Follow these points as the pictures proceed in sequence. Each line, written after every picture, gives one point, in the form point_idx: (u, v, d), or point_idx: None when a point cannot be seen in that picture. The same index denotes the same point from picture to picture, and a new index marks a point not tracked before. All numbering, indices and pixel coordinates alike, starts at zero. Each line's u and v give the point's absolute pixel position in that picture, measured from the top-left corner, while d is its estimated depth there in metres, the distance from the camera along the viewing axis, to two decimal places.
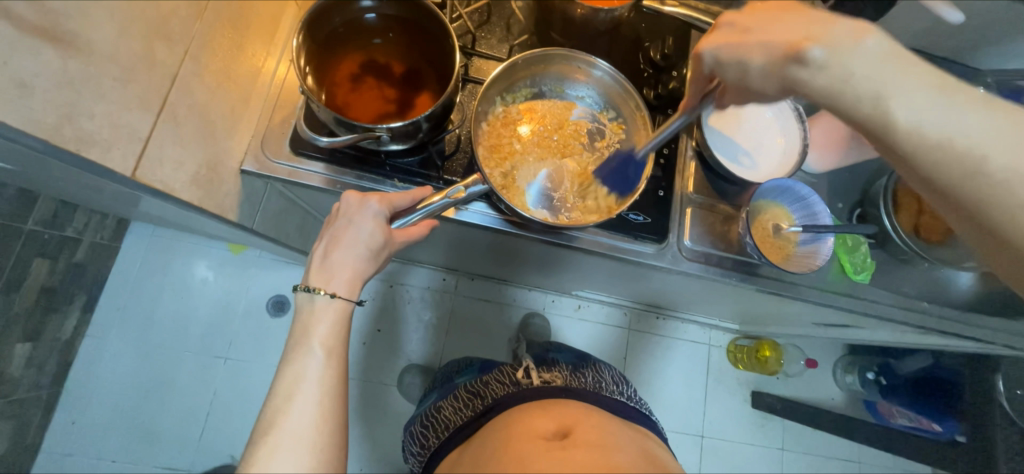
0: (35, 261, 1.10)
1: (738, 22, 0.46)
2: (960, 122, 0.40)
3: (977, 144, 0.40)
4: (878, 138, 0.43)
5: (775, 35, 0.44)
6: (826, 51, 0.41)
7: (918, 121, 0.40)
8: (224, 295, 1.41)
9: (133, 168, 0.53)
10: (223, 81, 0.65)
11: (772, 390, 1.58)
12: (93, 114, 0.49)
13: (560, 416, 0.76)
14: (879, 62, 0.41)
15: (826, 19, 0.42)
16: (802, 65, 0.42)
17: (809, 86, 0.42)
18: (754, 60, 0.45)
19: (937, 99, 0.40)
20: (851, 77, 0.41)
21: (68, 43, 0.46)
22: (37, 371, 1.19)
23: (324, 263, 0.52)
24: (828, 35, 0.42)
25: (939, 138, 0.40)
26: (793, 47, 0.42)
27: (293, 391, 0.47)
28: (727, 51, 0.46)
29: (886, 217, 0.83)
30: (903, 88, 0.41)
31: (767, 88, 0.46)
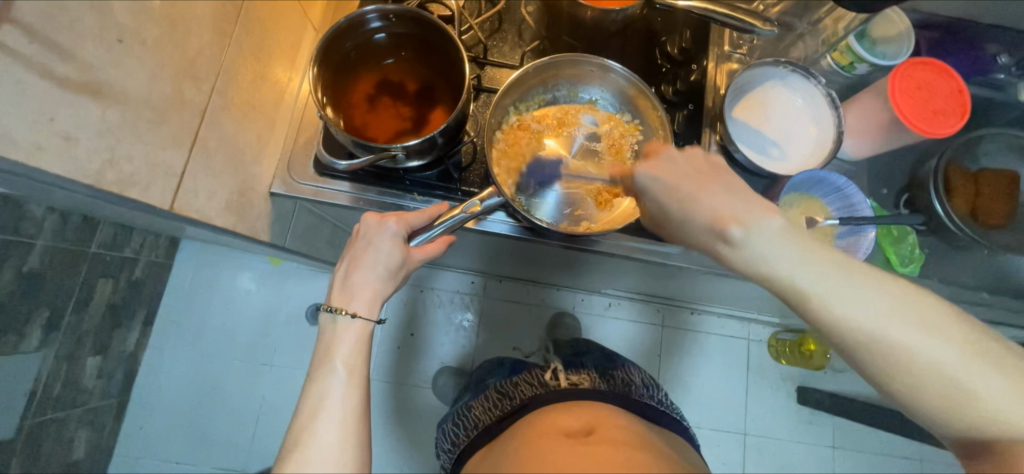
0: (99, 281, 1.20)
1: (659, 175, 0.49)
2: (873, 310, 0.42)
3: (880, 332, 0.42)
4: (796, 312, 0.45)
5: (704, 202, 0.46)
6: (746, 233, 0.44)
7: (837, 307, 0.42)
8: (267, 304, 1.49)
9: (171, 202, 0.57)
10: (249, 110, 0.68)
11: (818, 386, 1.50)
12: (132, 157, 0.53)
13: (585, 414, 0.76)
14: (792, 249, 0.43)
15: (742, 195, 0.46)
16: (725, 242, 0.45)
17: (732, 262, 0.45)
18: (682, 219, 0.48)
19: (840, 284, 0.43)
20: (762, 261, 0.44)
21: (106, 94, 0.50)
22: (106, 382, 1.31)
23: (346, 282, 0.55)
24: (748, 214, 0.44)
25: (857, 325, 0.42)
26: (718, 223, 0.45)
27: (318, 407, 0.50)
28: (662, 192, 0.49)
29: (937, 204, 0.78)
30: (827, 271, 0.43)
31: (695, 248, 0.48)
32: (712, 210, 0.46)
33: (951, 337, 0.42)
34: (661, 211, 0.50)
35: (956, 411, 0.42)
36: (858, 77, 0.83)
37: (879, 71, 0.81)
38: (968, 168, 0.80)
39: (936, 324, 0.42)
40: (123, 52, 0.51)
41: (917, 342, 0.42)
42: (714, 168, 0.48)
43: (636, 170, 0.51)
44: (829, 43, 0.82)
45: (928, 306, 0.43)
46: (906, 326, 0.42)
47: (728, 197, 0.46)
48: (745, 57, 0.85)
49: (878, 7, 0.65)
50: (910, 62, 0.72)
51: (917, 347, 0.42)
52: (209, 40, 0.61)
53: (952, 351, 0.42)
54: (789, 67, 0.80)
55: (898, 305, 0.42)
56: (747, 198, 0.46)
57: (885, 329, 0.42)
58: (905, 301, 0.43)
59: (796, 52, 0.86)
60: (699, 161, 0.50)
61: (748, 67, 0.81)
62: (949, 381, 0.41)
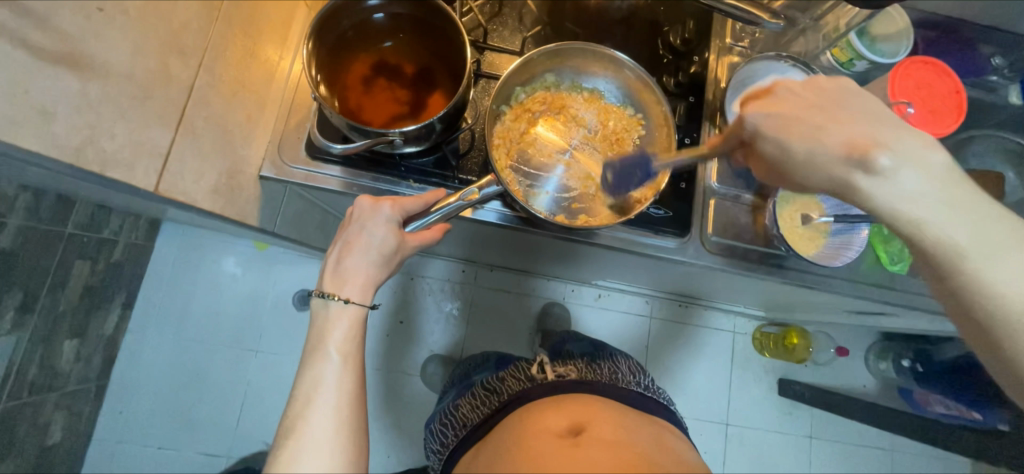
0: (77, 263, 1.16)
1: (776, 113, 0.45)
2: (976, 241, 0.42)
3: (995, 269, 0.42)
4: (909, 238, 0.44)
5: (834, 131, 0.43)
6: (892, 161, 0.41)
7: (952, 237, 0.42)
8: (253, 289, 1.46)
9: (157, 184, 0.55)
10: (237, 89, 0.65)
11: (799, 378, 1.55)
12: (113, 134, 0.51)
13: (572, 411, 0.76)
14: (936, 177, 0.41)
15: (876, 122, 0.43)
16: (863, 172, 0.41)
17: (865, 193, 0.42)
18: (810, 152, 0.43)
19: (952, 212, 0.42)
20: (905, 190, 0.41)
21: (84, 66, 0.47)
22: (85, 366, 1.27)
23: (337, 267, 0.53)
24: (890, 141, 0.41)
25: (978, 260, 0.42)
26: (858, 152, 0.41)
27: (311, 395, 0.49)
28: (778, 128, 0.45)
29: None
30: (953, 203, 0.42)
31: (821, 184, 0.44)
32: (848, 136, 0.42)
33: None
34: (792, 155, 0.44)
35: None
36: (858, 74, 0.83)
37: (878, 68, 0.81)
38: (959, 168, 0.82)
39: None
40: (102, 23, 0.50)
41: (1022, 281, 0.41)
42: (838, 94, 0.45)
43: (744, 113, 0.47)
44: (829, 39, 0.81)
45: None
46: (1022, 264, 0.41)
47: (872, 126, 0.42)
48: (745, 50, 0.84)
49: (882, 4, 0.64)
50: (910, 61, 0.73)
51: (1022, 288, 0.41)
52: (196, 12, 0.58)
53: None
54: (790, 61, 0.80)
55: (1022, 244, 0.42)
56: (887, 128, 0.42)
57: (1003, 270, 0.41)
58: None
59: (797, 47, 0.86)
60: (819, 89, 0.46)
61: (750, 60, 0.80)
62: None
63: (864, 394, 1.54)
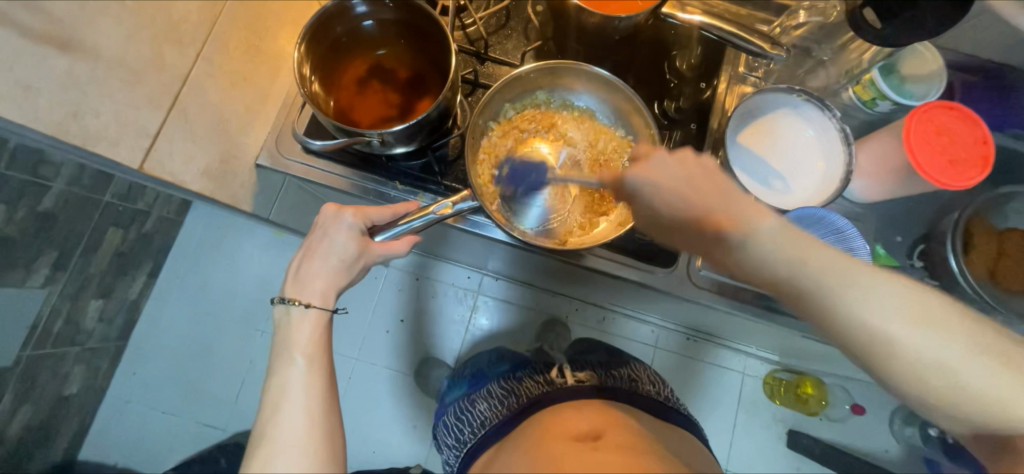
0: (110, 230, 1.25)
1: (755, 230, 0.44)
2: (981, 370, 0.41)
3: (991, 395, 0.41)
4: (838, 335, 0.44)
5: (811, 265, 0.43)
6: (863, 295, 0.42)
7: (957, 374, 0.41)
8: (266, 272, 1.52)
9: (141, 161, 0.60)
10: (237, 80, 0.69)
11: (810, 432, 1.44)
12: (98, 112, 0.56)
13: (593, 417, 0.74)
14: (852, 273, 0.42)
15: (837, 258, 0.43)
16: (842, 306, 0.42)
17: (846, 326, 0.43)
18: (789, 283, 0.44)
19: (949, 338, 0.41)
20: (875, 328, 0.42)
21: (77, 49, 0.55)
22: (107, 326, 1.36)
23: (300, 272, 0.55)
24: (852, 276, 0.42)
25: (974, 388, 0.41)
26: (834, 290, 0.42)
27: (278, 401, 0.50)
28: (760, 250, 0.44)
29: (953, 259, 0.73)
30: (874, 292, 0.42)
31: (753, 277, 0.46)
32: (776, 236, 0.44)
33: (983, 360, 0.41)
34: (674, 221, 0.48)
35: (1017, 428, 0.42)
36: (880, 115, 0.78)
37: (903, 110, 0.76)
38: (993, 226, 0.74)
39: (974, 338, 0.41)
40: (96, 12, 0.56)
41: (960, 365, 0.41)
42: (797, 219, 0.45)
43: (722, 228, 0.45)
44: (851, 75, 0.78)
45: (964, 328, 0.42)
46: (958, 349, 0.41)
47: (783, 224, 0.44)
48: (759, 81, 0.81)
49: (897, 42, 0.61)
50: (932, 105, 0.68)
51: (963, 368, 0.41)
52: (197, 8, 0.65)
53: None
54: (803, 96, 0.75)
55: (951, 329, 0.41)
56: (842, 260, 0.43)
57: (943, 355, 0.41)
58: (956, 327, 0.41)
59: (815, 81, 0.82)
60: (782, 214, 0.45)
61: (756, 92, 0.76)
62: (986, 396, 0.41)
63: (885, 460, 1.41)
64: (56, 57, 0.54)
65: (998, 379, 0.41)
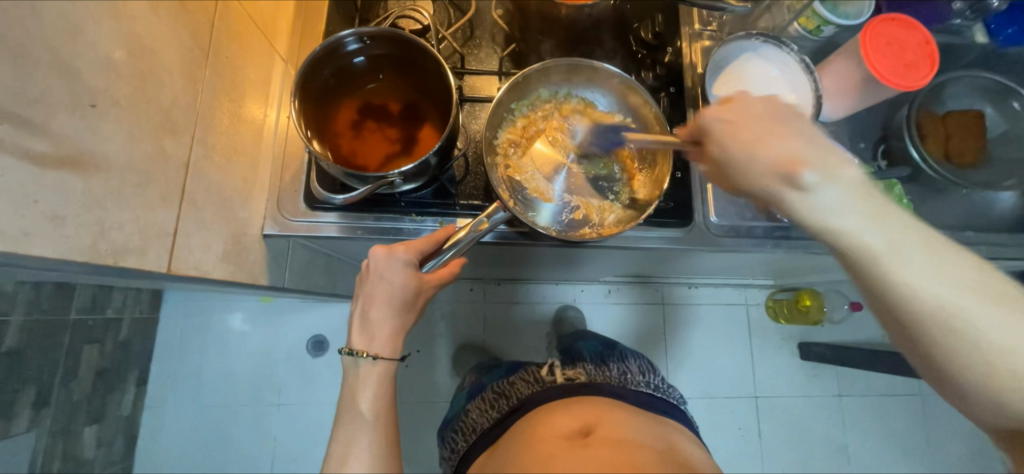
0: (85, 348, 1.14)
1: (728, 120, 0.45)
2: (934, 277, 0.40)
3: (942, 300, 0.41)
4: (856, 274, 0.43)
5: (773, 147, 0.42)
6: (821, 180, 0.40)
7: (899, 270, 0.41)
8: (263, 345, 1.43)
9: (168, 264, 0.53)
10: (230, 154, 0.64)
11: (817, 339, 1.55)
12: (122, 224, 0.47)
13: (581, 413, 0.74)
14: (869, 206, 0.41)
15: (804, 139, 0.43)
16: (793, 187, 0.41)
17: (792, 209, 0.42)
18: (745, 162, 0.44)
19: (909, 237, 0.40)
20: (828, 207, 0.41)
21: (87, 164, 0.43)
22: (108, 450, 1.24)
23: (364, 321, 0.54)
24: (820, 160, 0.41)
25: (922, 295, 0.41)
26: (788, 169, 0.41)
27: (346, 457, 0.50)
28: (728, 134, 0.45)
29: (914, 149, 0.81)
30: (928, 247, 0.41)
31: (753, 194, 0.45)
32: (786, 153, 0.42)
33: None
34: (743, 170, 0.44)
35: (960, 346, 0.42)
36: (826, 40, 0.86)
37: (845, 30, 0.84)
38: (936, 114, 0.85)
39: (1005, 301, 0.41)
40: (97, 117, 0.44)
41: (987, 320, 0.41)
42: (788, 112, 0.45)
43: (704, 113, 0.47)
44: (796, 11, 0.83)
45: (1008, 289, 0.42)
46: (977, 303, 0.40)
47: (804, 143, 0.42)
48: (715, 33, 0.86)
49: None
50: (877, 20, 0.75)
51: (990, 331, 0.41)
52: (181, 89, 0.55)
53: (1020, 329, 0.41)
54: (762, 38, 0.81)
55: (973, 279, 0.41)
56: (817, 143, 0.42)
57: (967, 313, 0.41)
58: (986, 279, 0.41)
59: (763, 23, 0.88)
60: (774, 105, 0.45)
61: (723, 43, 0.82)
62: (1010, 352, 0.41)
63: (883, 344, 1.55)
64: (69, 179, 0.42)
65: (967, 297, 0.40)
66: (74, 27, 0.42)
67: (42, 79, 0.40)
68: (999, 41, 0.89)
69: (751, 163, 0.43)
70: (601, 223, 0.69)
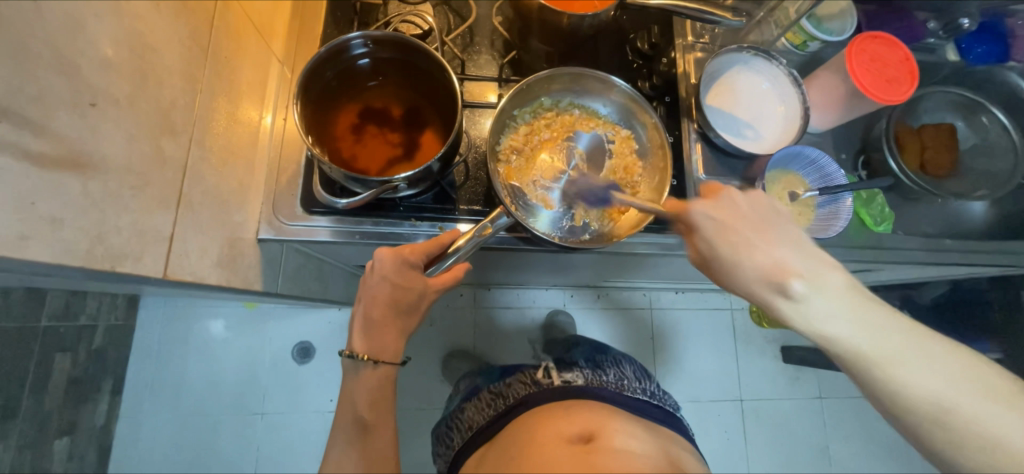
0: (57, 356, 1.08)
1: (720, 219, 0.52)
2: (935, 381, 0.46)
3: (946, 406, 0.45)
4: (864, 380, 0.48)
5: (760, 256, 0.50)
6: (807, 289, 0.48)
7: (898, 374, 0.46)
8: (246, 352, 1.39)
9: (164, 269, 0.51)
10: (228, 157, 0.62)
11: (800, 343, 1.59)
12: (120, 228, 0.46)
13: (579, 418, 0.73)
14: (856, 312, 0.47)
15: (785, 246, 0.50)
16: (784, 295, 0.49)
17: (787, 315, 0.49)
18: (742, 268, 0.51)
19: (906, 346, 0.46)
20: (820, 321, 0.47)
21: (86, 165, 0.42)
22: (79, 464, 1.18)
23: (367, 323, 0.53)
24: (809, 271, 0.48)
25: (930, 402, 0.46)
26: (779, 278, 0.49)
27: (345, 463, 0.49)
28: (718, 233, 0.52)
29: (892, 162, 0.85)
30: (929, 356, 0.46)
31: (750, 300, 0.52)
32: (773, 261, 0.50)
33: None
34: (733, 275, 0.52)
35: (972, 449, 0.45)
36: (812, 54, 0.89)
37: (829, 45, 0.88)
38: (911, 126, 0.89)
39: (1006, 398, 0.45)
40: (97, 118, 0.43)
41: (987, 415, 0.45)
42: (772, 216, 0.52)
43: (692, 205, 0.53)
44: (781, 25, 0.84)
45: (998, 382, 0.46)
46: (973, 397, 0.45)
47: (788, 251, 0.50)
48: (707, 45, 0.88)
49: None
50: (862, 37, 0.79)
51: (999, 429, 0.44)
52: (182, 89, 0.53)
53: None
54: (752, 51, 0.84)
55: (964, 374, 0.46)
56: (803, 251, 0.50)
57: (974, 412, 0.45)
58: (980, 379, 0.46)
59: (753, 37, 0.91)
60: (761, 206, 0.53)
61: (716, 55, 0.84)
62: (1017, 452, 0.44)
63: None
64: (67, 181, 0.41)
65: (972, 396, 0.45)
66: (77, 23, 0.41)
67: (41, 75, 0.38)
68: (969, 59, 0.93)
69: (743, 273, 0.51)
70: (600, 230, 0.69)
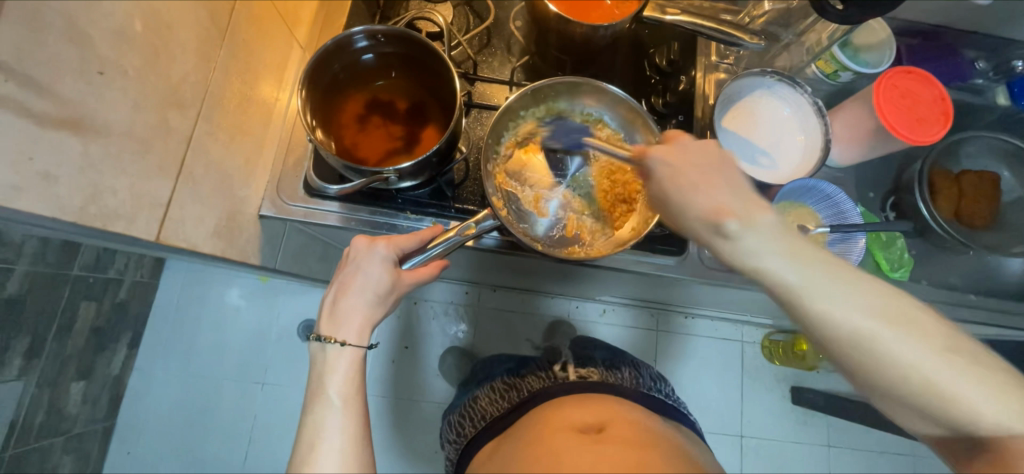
0: (82, 305, 1.13)
1: (667, 162, 0.50)
2: (868, 322, 0.42)
3: (887, 354, 0.41)
4: (794, 318, 0.45)
5: (704, 196, 0.46)
6: (743, 228, 0.44)
7: (826, 310, 0.42)
8: (256, 322, 1.45)
9: (157, 233, 0.57)
10: (236, 134, 0.68)
11: (812, 385, 1.51)
12: (116, 190, 0.52)
13: (596, 407, 0.71)
14: (790, 250, 0.44)
15: (733, 190, 0.47)
16: (721, 235, 0.45)
17: (727, 257, 0.46)
18: (684, 205, 0.48)
19: (846, 292, 0.42)
20: (754, 260, 0.44)
21: (87, 127, 0.48)
22: (92, 407, 1.25)
23: (334, 309, 0.54)
24: (745, 210, 0.45)
25: (865, 344, 0.42)
26: (715, 217, 0.45)
27: (315, 440, 0.49)
28: (671, 178, 0.49)
29: (924, 207, 0.80)
30: (873, 300, 0.42)
31: (688, 234, 0.49)
32: (713, 203, 0.46)
33: (972, 364, 0.40)
34: (681, 209, 0.48)
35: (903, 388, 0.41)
36: (843, 85, 0.85)
37: (864, 77, 0.83)
38: (951, 170, 0.83)
39: (926, 333, 0.41)
40: (104, 85, 0.50)
41: (894, 345, 0.41)
42: (721, 161, 0.48)
43: (650, 154, 0.51)
44: (812, 52, 0.82)
45: (940, 330, 0.42)
46: (921, 345, 0.41)
47: (731, 194, 0.46)
48: (732, 67, 0.86)
49: (859, 19, 0.66)
50: (893, 71, 0.75)
51: (927, 366, 0.41)
52: (193, 67, 0.60)
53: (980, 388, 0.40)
54: (775, 76, 0.81)
55: (896, 316, 0.42)
56: (742, 194, 0.46)
57: (909, 356, 0.41)
58: (913, 317, 0.42)
59: (782, 62, 0.87)
60: (711, 154, 0.49)
61: (736, 77, 0.81)
62: (929, 382, 0.40)
63: None
64: (67, 140, 0.47)
65: (914, 344, 0.41)
66: None
67: (52, 43, 0.45)
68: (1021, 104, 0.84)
69: (681, 218, 0.48)
70: (593, 243, 0.69)
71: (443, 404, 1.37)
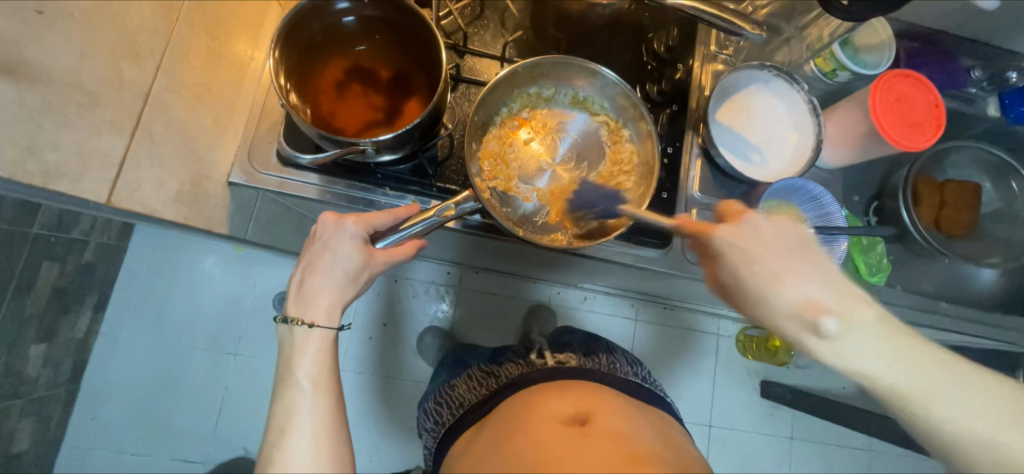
0: (44, 265, 1.07)
1: (745, 251, 0.50)
2: (914, 378, 0.46)
3: (937, 411, 0.46)
4: (847, 377, 0.49)
5: (792, 287, 0.48)
6: (832, 325, 0.46)
7: (885, 378, 0.46)
8: (230, 291, 1.40)
9: (108, 195, 0.58)
10: (203, 93, 0.68)
11: (781, 380, 1.55)
12: (56, 143, 0.54)
13: (575, 396, 0.70)
14: (859, 325, 0.46)
15: (820, 274, 0.48)
16: (809, 329, 0.47)
17: (812, 350, 0.48)
18: (763, 295, 0.49)
19: (896, 355, 0.46)
20: (830, 347, 0.47)
21: (23, 73, 0.50)
22: (54, 371, 1.20)
23: (302, 291, 0.52)
24: (830, 301, 0.47)
25: (907, 400, 0.46)
26: (802, 312, 0.47)
27: (286, 425, 0.47)
28: (746, 265, 0.50)
29: (904, 212, 0.80)
30: (916, 354, 0.46)
31: (765, 326, 0.50)
32: (798, 296, 0.47)
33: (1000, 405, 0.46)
34: (761, 315, 0.49)
35: (946, 440, 0.47)
36: (840, 85, 0.83)
37: (861, 78, 0.81)
38: (936, 178, 0.83)
39: (981, 390, 0.46)
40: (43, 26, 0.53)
41: (941, 405, 0.46)
42: (802, 240, 0.49)
43: (721, 233, 0.51)
44: (812, 49, 0.80)
45: (971, 374, 0.47)
46: (950, 393, 0.46)
47: (817, 283, 0.48)
48: (730, 58, 0.83)
49: (862, 18, 0.64)
50: (890, 74, 0.74)
51: (951, 411, 0.46)
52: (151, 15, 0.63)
53: (996, 418, 0.46)
54: (774, 71, 0.79)
55: (941, 372, 0.46)
56: (822, 279, 0.48)
57: (938, 401, 0.46)
58: (947, 368, 0.46)
59: (781, 56, 0.85)
60: (785, 229, 0.50)
61: (735, 69, 0.79)
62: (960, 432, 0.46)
63: (843, 395, 1.55)
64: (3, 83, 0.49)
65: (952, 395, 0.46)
66: None
67: None
68: (1010, 117, 0.83)
69: (754, 313, 0.50)
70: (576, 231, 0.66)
71: (419, 383, 1.37)
